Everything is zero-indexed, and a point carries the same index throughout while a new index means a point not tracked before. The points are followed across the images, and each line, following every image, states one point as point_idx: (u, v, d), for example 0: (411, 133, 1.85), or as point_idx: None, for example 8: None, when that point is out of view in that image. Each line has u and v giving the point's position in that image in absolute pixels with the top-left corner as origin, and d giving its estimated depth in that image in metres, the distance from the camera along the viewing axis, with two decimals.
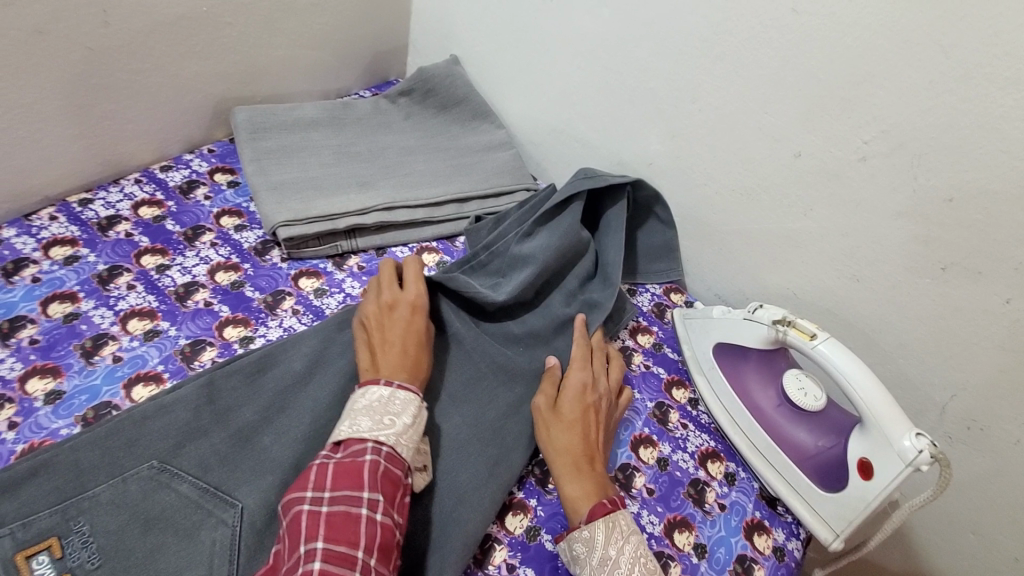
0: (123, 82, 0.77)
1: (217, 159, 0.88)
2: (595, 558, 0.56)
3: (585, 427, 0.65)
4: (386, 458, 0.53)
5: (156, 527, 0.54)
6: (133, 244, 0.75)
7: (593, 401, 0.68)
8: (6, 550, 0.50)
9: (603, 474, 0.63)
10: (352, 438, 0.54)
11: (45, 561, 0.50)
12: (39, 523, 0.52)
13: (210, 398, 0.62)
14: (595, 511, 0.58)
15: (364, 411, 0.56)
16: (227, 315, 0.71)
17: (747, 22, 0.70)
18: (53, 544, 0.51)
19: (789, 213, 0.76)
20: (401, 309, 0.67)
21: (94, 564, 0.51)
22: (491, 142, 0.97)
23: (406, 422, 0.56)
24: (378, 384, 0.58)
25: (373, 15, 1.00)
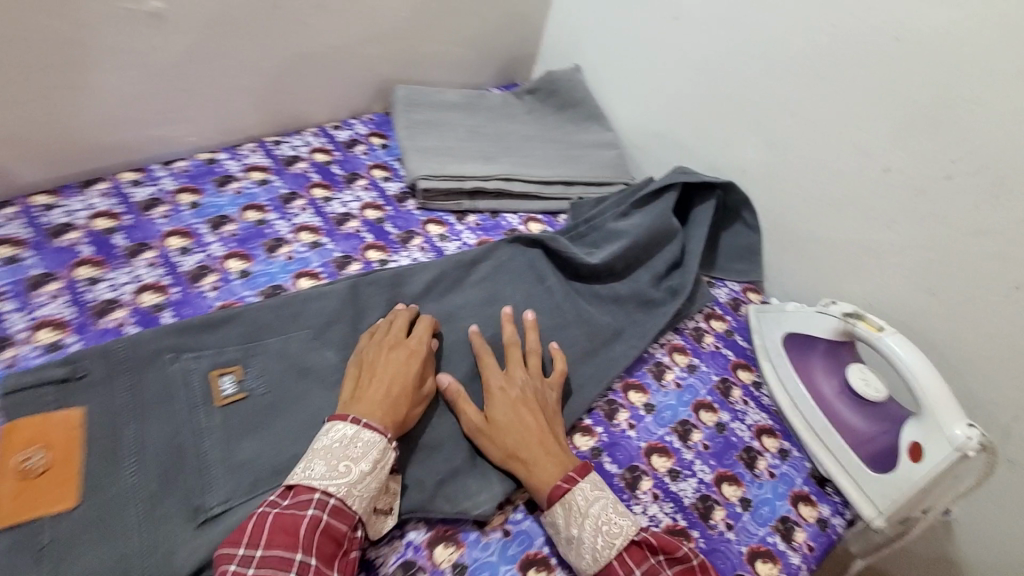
0: (322, 54, 0.97)
1: (374, 125, 1.08)
2: (562, 536, 0.61)
3: (522, 421, 0.67)
4: (330, 513, 0.54)
5: (309, 377, 0.70)
6: (308, 178, 0.94)
7: (518, 395, 0.69)
8: (206, 365, 0.67)
9: (553, 451, 0.65)
10: (301, 486, 0.55)
11: (230, 380, 0.67)
12: (229, 353, 0.69)
13: (356, 296, 0.78)
14: (552, 493, 0.62)
15: (323, 454, 0.57)
16: (371, 242, 0.88)
17: (852, 47, 0.79)
18: (237, 370, 0.68)
19: (871, 225, 0.83)
20: (398, 352, 0.68)
21: (262, 391, 0.67)
22: (599, 141, 1.10)
23: (362, 469, 0.57)
24: (344, 423, 0.59)
25: (516, 25, 1.17)
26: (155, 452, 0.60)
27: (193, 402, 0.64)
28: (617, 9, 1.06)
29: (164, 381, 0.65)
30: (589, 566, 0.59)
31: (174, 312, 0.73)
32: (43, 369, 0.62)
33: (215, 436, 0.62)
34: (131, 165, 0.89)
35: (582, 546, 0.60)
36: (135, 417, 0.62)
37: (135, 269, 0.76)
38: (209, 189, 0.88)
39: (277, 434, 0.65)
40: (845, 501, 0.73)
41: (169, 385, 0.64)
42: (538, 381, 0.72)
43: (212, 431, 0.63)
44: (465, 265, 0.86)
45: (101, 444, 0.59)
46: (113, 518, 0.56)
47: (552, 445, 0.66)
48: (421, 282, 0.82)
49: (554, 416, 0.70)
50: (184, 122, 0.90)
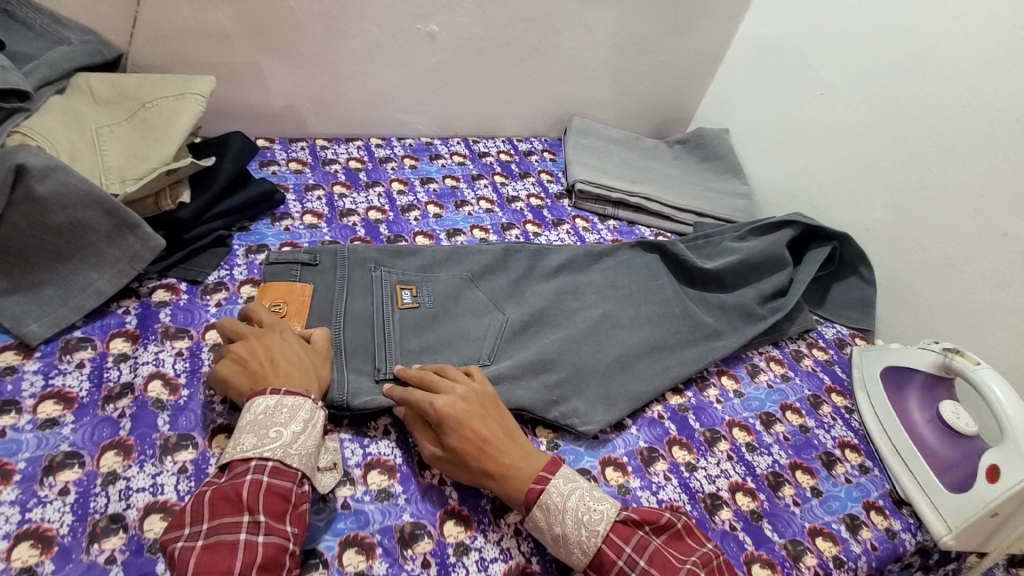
0: (525, 83, 1.27)
1: (548, 145, 1.35)
2: (547, 537, 0.61)
3: (477, 435, 0.64)
4: (269, 474, 0.57)
5: (463, 304, 0.86)
6: (493, 168, 1.22)
7: (462, 410, 0.65)
8: (393, 279, 0.85)
9: (517, 460, 0.64)
10: (236, 460, 0.57)
11: (409, 292, 0.84)
12: (411, 274, 0.87)
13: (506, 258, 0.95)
14: (528, 497, 0.62)
15: (248, 427, 0.59)
16: (530, 219, 1.11)
17: (983, 125, 0.90)
18: (413, 287, 0.85)
19: (987, 286, 0.89)
20: (262, 335, 0.68)
21: (431, 306, 0.84)
22: (734, 190, 1.27)
23: (293, 430, 0.60)
24: (264, 397, 0.61)
25: (679, 91, 1.41)
26: (355, 321, 0.78)
27: (383, 300, 0.81)
28: (771, 85, 1.25)
29: (365, 279, 0.84)
30: (583, 558, 0.60)
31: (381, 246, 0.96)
32: (294, 252, 0.83)
33: (394, 325, 0.79)
34: (377, 136, 1.24)
35: (569, 535, 0.61)
36: (343, 293, 0.81)
37: (369, 196, 1.06)
38: (424, 160, 1.19)
39: (436, 338, 0.80)
40: (919, 523, 0.75)
41: (369, 283, 0.83)
42: (477, 391, 0.68)
43: (393, 322, 0.80)
44: (597, 254, 1.02)
45: (320, 308, 0.79)
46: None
47: (515, 451, 0.65)
48: (562, 254, 0.99)
49: (508, 420, 0.68)
50: (418, 113, 1.24)
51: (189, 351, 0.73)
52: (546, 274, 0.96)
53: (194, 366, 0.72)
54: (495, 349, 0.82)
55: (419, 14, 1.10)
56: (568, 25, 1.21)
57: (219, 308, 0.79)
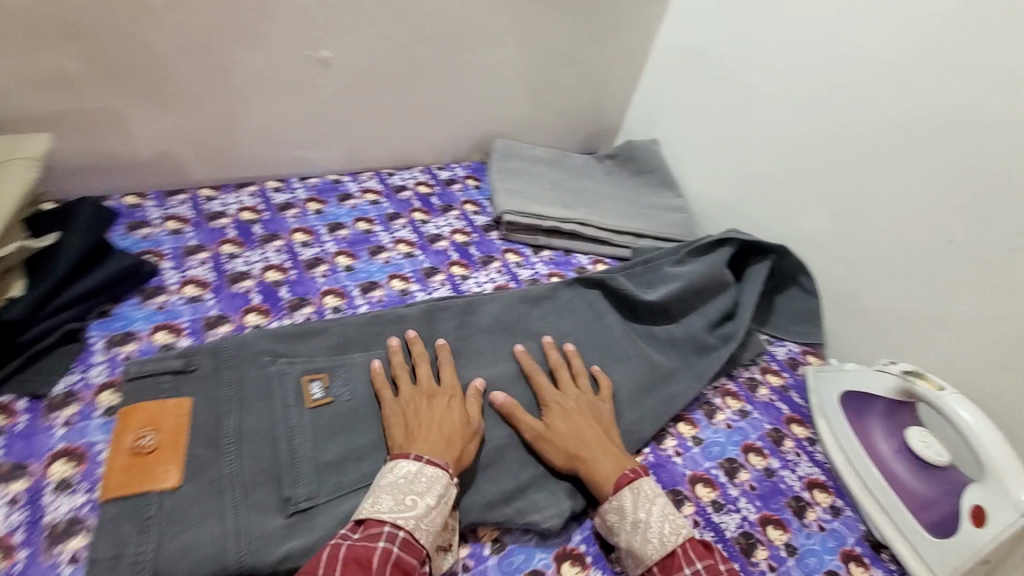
0: (438, 104, 1.16)
1: (471, 170, 1.24)
2: (627, 522, 0.64)
3: (584, 423, 0.73)
4: (401, 544, 0.56)
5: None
6: (411, 204, 1.10)
7: (573, 406, 0.75)
8: (298, 371, 0.72)
9: (613, 452, 0.70)
10: (371, 519, 0.57)
11: (319, 386, 0.71)
12: (318, 362, 0.74)
13: (430, 321, 0.84)
14: (620, 482, 0.66)
15: (388, 488, 0.60)
16: (456, 260, 1.00)
17: (913, 128, 0.87)
18: (325, 378, 0.72)
19: (938, 294, 0.86)
20: (436, 393, 0.71)
21: (348, 399, 0.71)
22: (669, 204, 1.20)
23: (428, 503, 0.59)
24: (407, 459, 0.62)
25: (604, 102, 1.34)
26: (251, 440, 0.65)
27: (287, 402, 0.69)
28: (696, 91, 1.20)
29: (261, 379, 0.70)
30: (657, 550, 0.61)
31: (279, 320, 0.81)
32: (162, 359, 0.69)
33: (305, 434, 0.67)
34: (274, 177, 1.09)
35: (650, 528, 0.63)
36: (235, 406, 0.67)
37: (266, 252, 0.91)
38: (332, 202, 1.06)
39: (357, 442, 0.68)
40: (902, 570, 0.70)
41: (266, 382, 0.70)
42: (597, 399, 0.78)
43: (302, 430, 0.67)
44: (529, 301, 0.92)
45: (204, 430, 0.65)
46: (211, 500, 0.60)
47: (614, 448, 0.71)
48: (491, 310, 0.89)
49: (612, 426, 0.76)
50: (321, 147, 1.10)
51: (26, 496, 0.58)
52: (478, 332, 0.86)
53: (33, 517, 0.57)
54: None
55: (308, 39, 0.97)
56: (479, 42, 1.11)
57: (69, 428, 0.64)
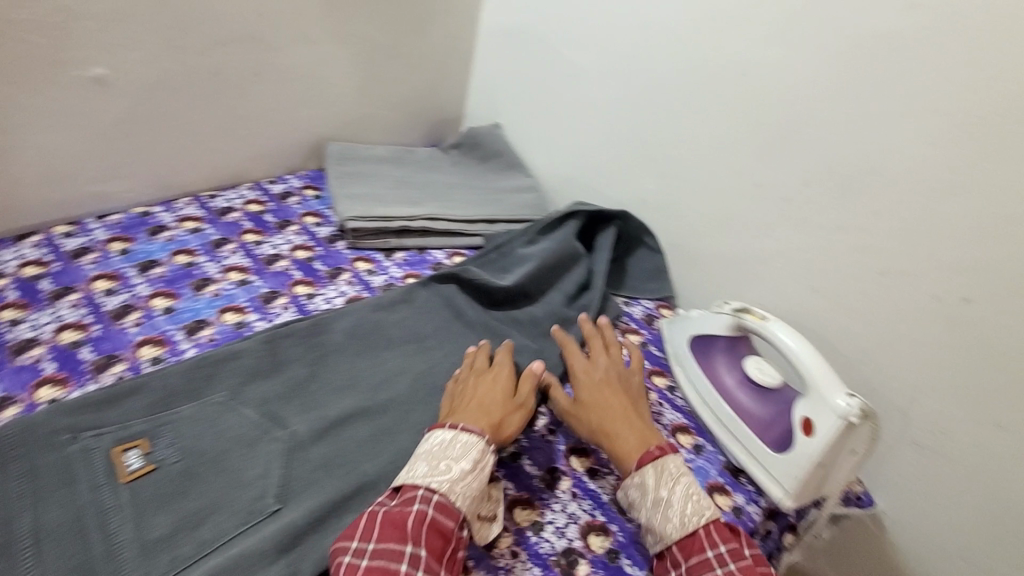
0: (255, 113, 1.06)
1: (309, 180, 1.15)
2: (649, 498, 0.65)
3: (614, 395, 0.75)
4: (435, 507, 0.58)
5: (226, 438, 0.67)
6: (240, 226, 1.00)
7: (601, 376, 0.77)
8: (109, 442, 0.63)
9: (639, 426, 0.72)
10: (408, 484, 0.60)
11: (137, 454, 0.63)
12: (135, 427, 0.65)
13: (271, 351, 0.76)
14: (643, 458, 0.68)
15: (424, 456, 0.63)
16: (298, 278, 0.92)
17: (710, 84, 0.93)
18: (144, 443, 0.64)
19: (756, 234, 0.93)
20: (486, 374, 0.76)
21: (176, 460, 0.63)
22: (520, 185, 1.21)
23: (463, 467, 0.61)
24: (443, 428, 0.65)
25: (440, 91, 1.31)
26: (53, 538, 0.55)
27: (95, 482, 0.60)
28: (525, 71, 1.21)
29: (60, 464, 0.60)
30: (676, 530, 0.63)
31: (83, 387, 0.70)
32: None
33: (124, 515, 0.58)
34: (66, 220, 0.93)
35: (671, 507, 0.64)
36: (27, 502, 0.57)
37: (58, 310, 0.78)
38: (141, 238, 0.92)
39: (191, 506, 0.60)
40: (758, 489, 0.77)
41: (65, 466, 0.60)
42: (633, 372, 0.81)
43: (119, 510, 0.59)
44: (384, 308, 0.88)
45: None
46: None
47: (645, 424, 0.73)
48: (342, 326, 0.83)
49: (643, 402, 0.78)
50: (121, 178, 0.96)
51: None
52: (330, 352, 0.80)
53: None
54: (286, 484, 0.64)
55: (70, 57, 0.83)
56: (287, 41, 1.03)
57: None
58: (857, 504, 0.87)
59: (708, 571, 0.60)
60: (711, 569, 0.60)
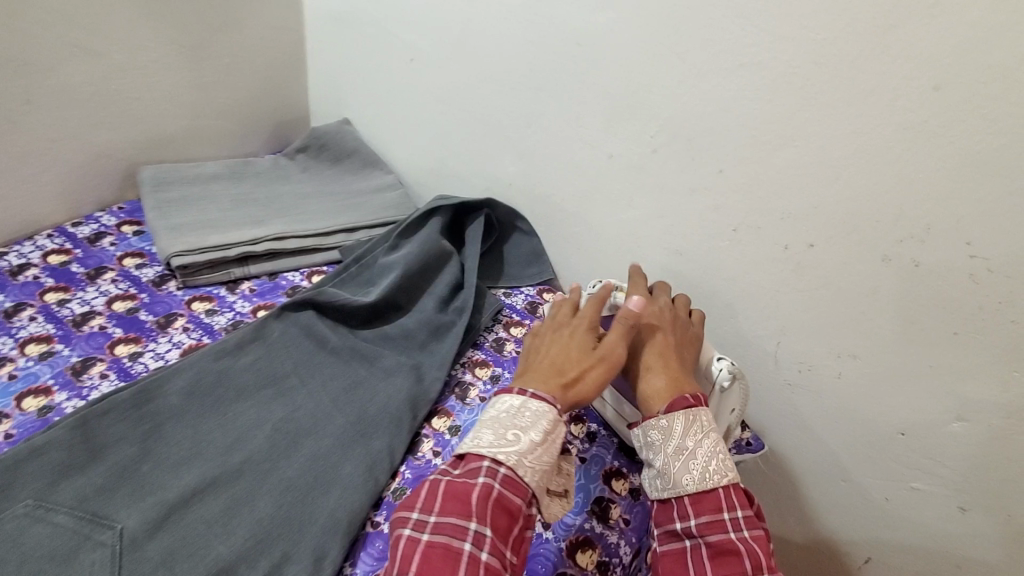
0: (35, 147, 0.87)
1: (126, 214, 0.99)
2: (673, 445, 0.62)
3: (662, 338, 0.71)
4: (502, 482, 0.54)
5: (31, 558, 0.55)
6: (39, 285, 0.83)
7: (658, 316, 0.74)
8: None
9: (675, 373, 0.69)
10: (471, 453, 0.57)
11: None
12: None
13: (85, 436, 0.64)
14: (675, 404, 0.64)
15: (491, 423, 0.59)
16: (119, 336, 0.78)
17: (549, 58, 0.88)
18: None
19: (619, 205, 0.91)
20: (566, 328, 0.70)
21: None
22: (380, 184, 1.11)
23: (532, 438, 0.57)
24: (511, 394, 0.61)
25: (274, 91, 1.17)
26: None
27: None
28: (364, 59, 1.11)
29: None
30: (693, 481, 0.60)
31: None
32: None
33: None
34: None
35: (694, 457, 0.61)
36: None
37: None
38: None
39: None
40: None
41: None
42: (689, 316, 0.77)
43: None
44: (228, 353, 0.77)
45: None
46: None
47: (684, 373, 0.70)
48: (178, 386, 0.72)
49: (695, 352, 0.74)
50: None
51: None
52: (166, 420, 0.68)
53: None
54: None
55: None
56: (58, 57, 0.85)
57: None
58: (747, 450, 0.91)
59: (722, 532, 0.57)
60: (725, 531, 0.57)
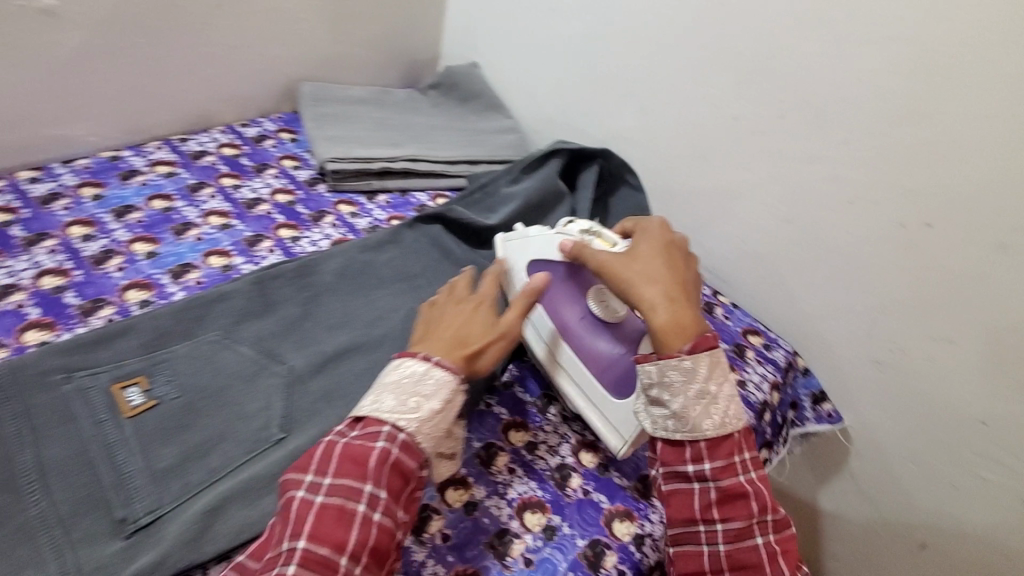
0: (222, 51, 1.00)
1: (283, 123, 1.12)
2: (696, 390, 0.59)
3: (654, 269, 0.67)
4: (399, 447, 0.53)
5: (223, 375, 0.67)
6: (216, 170, 0.97)
7: (650, 251, 0.68)
8: (105, 381, 0.63)
9: (684, 304, 0.64)
10: (371, 417, 0.54)
11: (136, 391, 0.63)
12: (130, 365, 0.65)
13: (261, 291, 0.76)
14: (697, 344, 0.61)
15: (394, 388, 0.56)
16: (282, 222, 0.91)
17: (690, 17, 0.92)
18: (141, 380, 0.64)
19: (735, 168, 0.94)
20: (468, 300, 0.67)
21: (175, 395, 0.64)
22: (501, 126, 1.19)
23: (434, 406, 0.55)
24: (415, 359, 0.58)
25: (414, 30, 1.27)
26: (60, 472, 0.56)
27: (96, 418, 0.60)
28: (502, 6, 1.18)
29: (56, 402, 0.60)
30: (712, 427, 0.59)
31: (71, 330, 0.69)
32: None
33: (129, 447, 0.59)
34: (29, 165, 0.89)
35: (716, 403, 0.60)
36: (26, 438, 0.56)
37: (35, 257, 0.76)
38: (113, 183, 0.89)
39: (196, 438, 0.61)
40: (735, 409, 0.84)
41: (63, 404, 0.60)
42: (672, 241, 0.71)
43: (124, 444, 0.59)
44: (371, 249, 0.87)
45: None
46: (23, 549, 0.51)
47: (690, 302, 0.65)
48: (331, 267, 0.83)
49: (694, 280, 0.69)
50: (85, 121, 0.91)
51: None
52: (321, 293, 0.80)
53: None
54: (289, 415, 0.66)
55: None
56: None
57: None
58: (826, 422, 0.97)
59: (733, 476, 0.59)
60: (736, 475, 0.59)
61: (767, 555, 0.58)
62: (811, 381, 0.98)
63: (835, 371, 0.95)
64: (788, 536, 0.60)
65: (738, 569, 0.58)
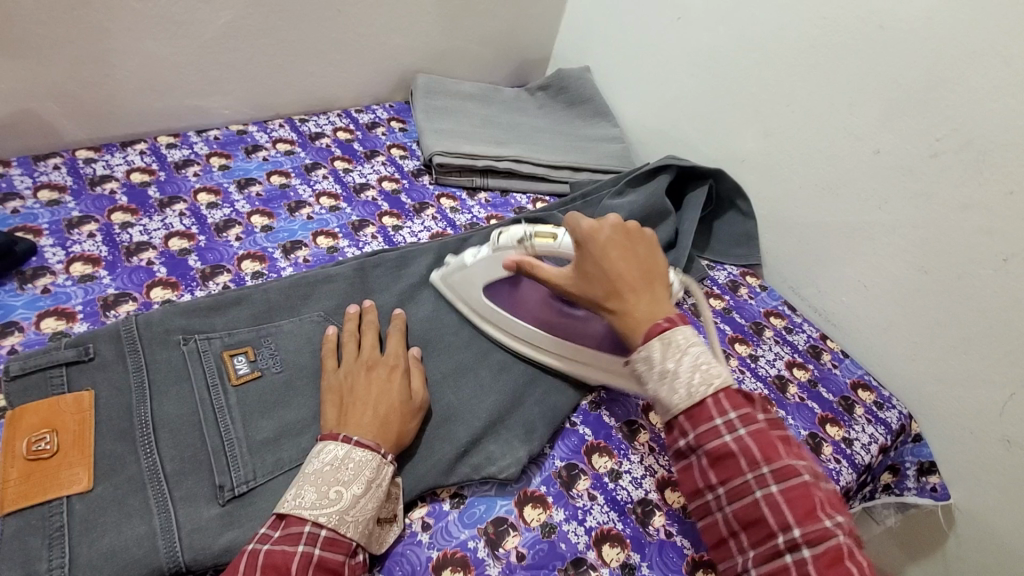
0: (350, 37, 1.03)
1: (394, 112, 1.15)
2: (655, 370, 0.55)
3: (615, 261, 0.62)
4: (323, 545, 0.48)
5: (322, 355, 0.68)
6: (330, 152, 1.00)
7: (607, 239, 0.64)
8: (217, 347, 0.65)
9: (648, 293, 0.61)
10: (292, 516, 0.49)
11: (243, 360, 0.65)
12: (240, 334, 0.67)
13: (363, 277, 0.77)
14: (656, 333, 0.57)
15: (313, 478, 0.51)
16: (386, 209, 0.93)
17: (840, 38, 0.85)
18: (249, 350, 0.66)
19: (867, 206, 0.86)
20: (379, 367, 0.62)
21: (278, 369, 0.65)
22: (607, 134, 1.16)
23: (355, 492, 0.51)
24: (335, 442, 0.53)
25: (530, 29, 1.26)
26: (171, 430, 0.58)
27: (207, 382, 0.62)
28: (625, 10, 1.14)
29: (175, 362, 0.63)
30: (683, 400, 0.54)
31: (191, 292, 0.73)
32: (52, 351, 0.59)
33: (231, 415, 0.61)
34: (167, 132, 0.95)
35: (678, 377, 0.54)
36: (145, 393, 0.59)
37: (166, 218, 0.81)
38: (238, 155, 0.94)
39: (294, 414, 0.63)
40: (838, 468, 0.76)
41: (180, 364, 0.63)
42: (620, 222, 0.66)
43: (228, 411, 0.61)
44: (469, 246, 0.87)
45: (114, 426, 0.57)
46: (134, 498, 0.53)
47: (647, 283, 0.61)
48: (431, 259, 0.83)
49: (652, 256, 0.65)
50: (219, 94, 0.97)
51: None
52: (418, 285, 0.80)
53: None
54: None
55: None
56: None
57: None
58: (929, 496, 0.87)
59: (716, 436, 0.53)
60: (719, 435, 0.52)
61: (772, 509, 0.50)
62: (921, 449, 0.88)
63: (954, 444, 0.85)
64: (798, 484, 0.50)
65: (748, 529, 0.51)
